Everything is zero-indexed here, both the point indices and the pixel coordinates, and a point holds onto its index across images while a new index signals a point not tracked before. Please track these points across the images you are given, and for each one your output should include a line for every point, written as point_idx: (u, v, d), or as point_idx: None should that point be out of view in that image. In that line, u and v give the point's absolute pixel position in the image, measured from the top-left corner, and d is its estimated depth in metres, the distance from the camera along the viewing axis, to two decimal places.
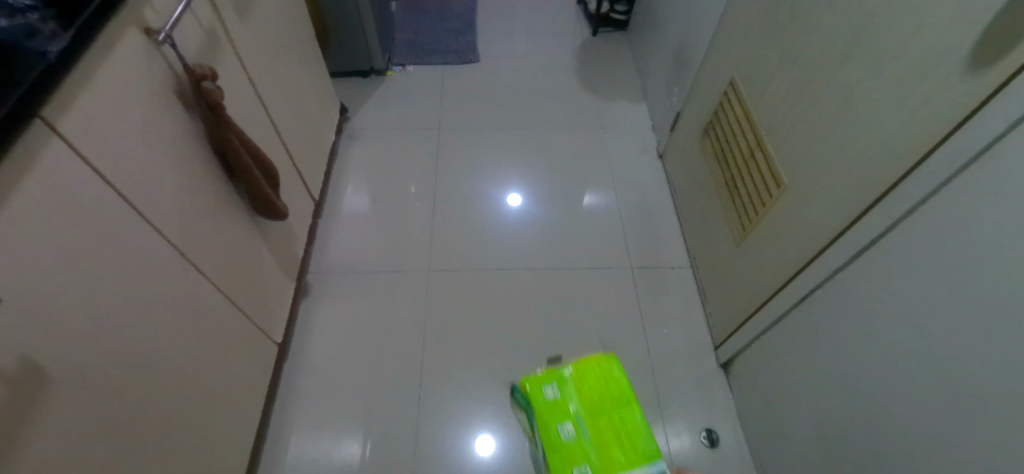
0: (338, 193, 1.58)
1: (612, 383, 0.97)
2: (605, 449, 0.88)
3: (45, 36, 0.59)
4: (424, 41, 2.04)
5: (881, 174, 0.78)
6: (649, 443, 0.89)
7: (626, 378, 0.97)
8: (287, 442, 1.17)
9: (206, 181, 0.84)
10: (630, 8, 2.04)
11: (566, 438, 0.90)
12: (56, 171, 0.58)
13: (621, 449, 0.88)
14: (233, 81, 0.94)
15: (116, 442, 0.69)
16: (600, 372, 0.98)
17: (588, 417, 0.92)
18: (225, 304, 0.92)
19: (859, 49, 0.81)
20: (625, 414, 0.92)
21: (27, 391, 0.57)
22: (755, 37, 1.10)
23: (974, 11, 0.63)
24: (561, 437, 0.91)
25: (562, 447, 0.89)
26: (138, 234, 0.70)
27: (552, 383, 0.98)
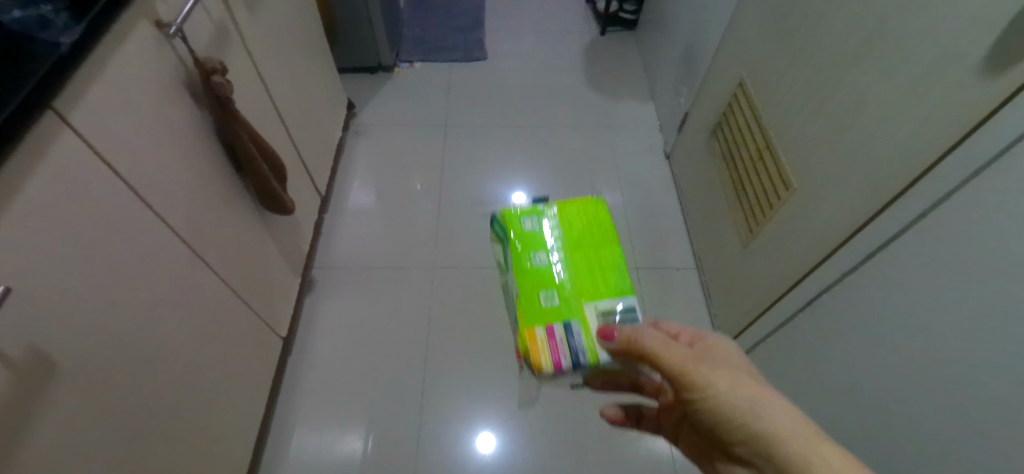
0: (344, 188, 1.59)
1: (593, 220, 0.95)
2: (578, 263, 0.90)
3: (58, 26, 0.59)
4: (432, 37, 2.04)
5: (890, 177, 0.77)
6: (620, 278, 0.88)
7: (609, 218, 0.95)
8: (289, 436, 1.17)
9: (215, 175, 0.85)
10: (639, 7, 2.04)
11: (546, 270, 0.90)
12: (66, 163, 0.58)
13: (592, 271, 0.89)
14: (242, 75, 0.94)
15: (121, 433, 0.70)
16: (583, 214, 0.95)
17: (571, 250, 0.92)
18: (231, 297, 0.93)
19: (871, 52, 0.81)
20: (596, 229, 0.94)
21: (34, 381, 0.57)
22: (765, 38, 1.10)
23: (989, 15, 0.62)
24: (540, 267, 0.91)
25: (539, 275, 0.90)
26: (147, 226, 0.70)
27: (540, 226, 0.95)
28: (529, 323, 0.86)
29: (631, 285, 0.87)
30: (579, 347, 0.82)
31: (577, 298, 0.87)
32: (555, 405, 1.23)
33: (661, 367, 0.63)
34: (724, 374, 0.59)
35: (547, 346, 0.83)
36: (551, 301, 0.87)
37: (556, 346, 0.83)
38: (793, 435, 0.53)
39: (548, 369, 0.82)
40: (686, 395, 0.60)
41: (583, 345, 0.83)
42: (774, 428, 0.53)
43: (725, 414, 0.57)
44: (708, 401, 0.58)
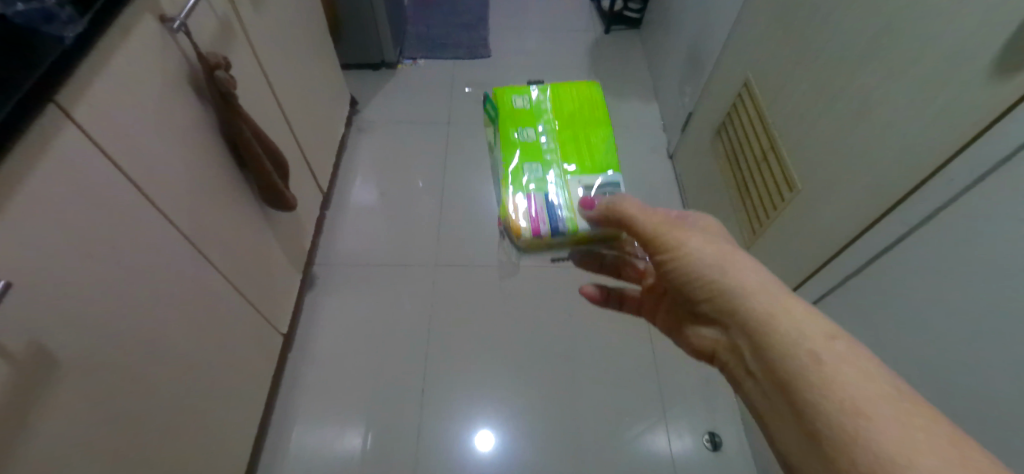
0: (347, 185, 1.58)
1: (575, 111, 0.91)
2: (565, 139, 0.88)
3: (62, 20, 0.59)
4: (436, 34, 2.04)
5: (896, 181, 0.77)
6: (606, 154, 0.84)
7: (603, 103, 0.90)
8: (290, 432, 1.18)
9: (217, 170, 0.84)
10: (643, 6, 2.03)
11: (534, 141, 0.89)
12: (68, 158, 0.58)
13: (579, 147, 0.86)
14: (245, 70, 0.94)
15: (122, 428, 0.70)
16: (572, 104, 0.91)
17: (560, 127, 0.90)
18: (233, 293, 0.93)
19: (878, 54, 0.80)
20: (591, 109, 0.90)
21: (36, 376, 0.57)
22: (771, 39, 1.09)
23: (999, 18, 0.61)
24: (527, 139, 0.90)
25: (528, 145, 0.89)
26: (148, 221, 0.70)
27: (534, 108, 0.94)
28: (510, 188, 0.85)
29: (616, 163, 0.82)
30: (560, 214, 0.76)
31: (562, 169, 0.84)
32: (556, 405, 1.23)
33: (636, 233, 0.63)
34: (697, 237, 0.58)
35: (526, 213, 0.78)
36: (537, 172, 0.85)
37: (534, 212, 0.77)
38: (756, 287, 0.53)
39: (526, 235, 0.76)
40: (656, 256, 0.61)
41: (564, 212, 0.76)
42: (737, 280, 0.54)
43: (691, 271, 0.57)
44: (675, 260, 0.59)
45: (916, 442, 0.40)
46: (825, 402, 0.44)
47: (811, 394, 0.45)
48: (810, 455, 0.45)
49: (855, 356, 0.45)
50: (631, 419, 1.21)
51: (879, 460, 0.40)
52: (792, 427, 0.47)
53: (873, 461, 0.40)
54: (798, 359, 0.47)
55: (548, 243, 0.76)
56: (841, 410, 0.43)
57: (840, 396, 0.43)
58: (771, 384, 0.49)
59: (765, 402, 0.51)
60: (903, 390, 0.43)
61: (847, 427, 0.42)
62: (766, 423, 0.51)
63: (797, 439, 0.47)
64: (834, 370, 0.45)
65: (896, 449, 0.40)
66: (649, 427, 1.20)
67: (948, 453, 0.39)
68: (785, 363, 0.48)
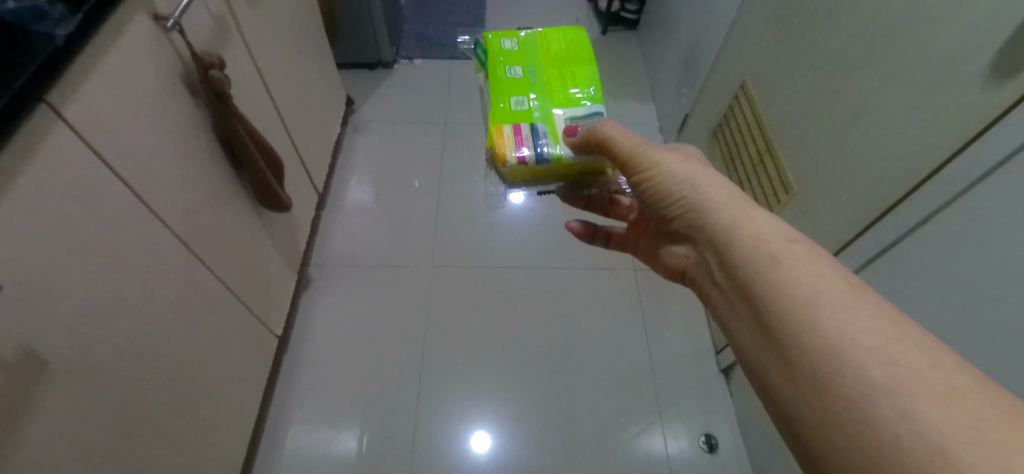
0: (343, 185, 1.58)
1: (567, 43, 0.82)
2: (549, 74, 0.78)
3: (53, 18, 0.57)
4: (433, 34, 2.03)
5: (892, 184, 0.77)
6: (591, 86, 0.77)
7: (586, 40, 0.81)
8: (285, 434, 1.17)
9: (211, 171, 0.84)
10: (641, 6, 2.03)
11: (515, 76, 0.78)
12: (58, 159, 0.57)
13: (565, 81, 0.77)
14: (240, 70, 0.93)
15: (113, 431, 0.69)
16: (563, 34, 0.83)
17: (542, 62, 0.79)
18: (227, 294, 0.92)
19: (875, 57, 0.80)
20: (574, 44, 0.81)
21: (27, 380, 0.57)
22: (768, 40, 1.09)
23: (997, 23, 0.61)
24: (507, 74, 0.78)
25: (508, 80, 0.77)
26: (141, 222, 0.69)
27: (513, 41, 0.82)
28: (494, 121, 0.73)
29: (601, 93, 0.76)
30: (546, 142, 0.70)
31: (546, 102, 0.75)
32: (552, 406, 1.22)
33: (612, 157, 0.65)
34: (669, 158, 0.61)
35: (512, 140, 0.71)
36: (522, 105, 0.75)
37: (521, 140, 0.70)
38: (729, 202, 0.56)
39: (512, 163, 0.69)
40: (634, 179, 0.64)
41: (550, 141, 0.70)
42: (708, 194, 0.57)
43: (666, 189, 0.61)
44: (652, 180, 0.62)
45: (863, 325, 0.44)
46: (785, 295, 0.48)
47: (771, 289, 0.49)
48: (766, 348, 0.49)
49: (813, 256, 0.49)
50: (627, 419, 1.21)
51: (830, 342, 0.44)
52: (750, 324, 0.51)
53: (824, 343, 0.44)
54: (761, 260, 0.50)
55: (534, 172, 0.71)
56: (798, 302, 0.47)
57: (797, 289, 0.47)
58: (734, 285, 0.53)
59: (728, 308, 0.55)
60: (854, 283, 0.47)
61: (803, 316, 0.46)
62: (726, 326, 0.55)
63: (756, 335, 0.51)
64: (793, 269, 0.48)
65: (845, 332, 0.44)
66: (645, 428, 1.20)
67: (892, 333, 0.43)
68: (748, 265, 0.51)
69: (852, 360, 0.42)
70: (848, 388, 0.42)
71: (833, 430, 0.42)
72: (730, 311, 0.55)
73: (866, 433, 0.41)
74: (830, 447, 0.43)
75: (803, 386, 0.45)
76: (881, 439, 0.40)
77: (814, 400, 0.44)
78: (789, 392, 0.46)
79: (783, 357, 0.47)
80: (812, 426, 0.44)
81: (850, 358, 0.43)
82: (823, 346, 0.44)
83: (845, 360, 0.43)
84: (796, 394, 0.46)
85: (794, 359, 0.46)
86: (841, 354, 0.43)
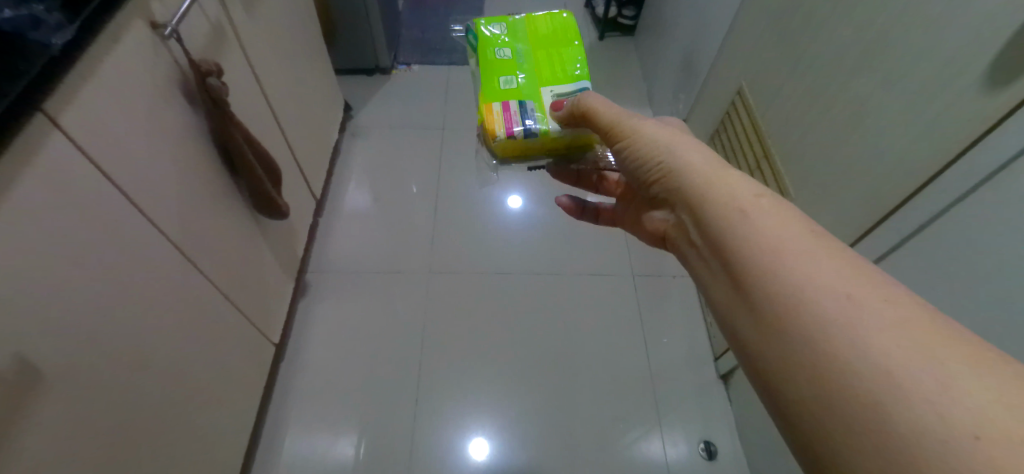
0: (340, 190, 1.57)
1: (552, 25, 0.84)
2: (536, 55, 0.81)
3: (49, 26, 0.57)
4: (430, 39, 2.04)
5: (889, 191, 0.77)
6: (577, 65, 0.80)
7: (571, 22, 0.84)
8: (282, 441, 1.16)
9: (209, 178, 0.83)
10: (638, 13, 2.04)
11: (503, 57, 0.80)
12: (54, 168, 0.57)
13: (552, 61, 0.80)
14: (238, 76, 0.93)
15: (109, 440, 0.68)
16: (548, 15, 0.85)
17: (528, 43, 0.82)
18: (224, 301, 0.91)
19: (871, 63, 0.81)
20: (560, 26, 0.83)
21: (21, 391, 0.56)
22: (765, 47, 1.10)
23: (992, 31, 0.62)
24: (496, 55, 0.80)
25: (497, 61, 0.80)
26: (137, 230, 0.69)
27: (500, 24, 0.84)
28: (484, 100, 0.76)
29: (586, 71, 0.79)
30: (533, 118, 0.73)
31: (534, 82, 0.78)
32: (550, 413, 1.22)
33: (597, 127, 0.67)
34: (650, 124, 0.63)
35: (501, 117, 0.74)
36: (511, 84, 0.78)
37: (510, 117, 0.73)
38: (704, 163, 0.58)
39: (502, 138, 0.73)
40: (617, 148, 0.66)
41: (537, 117, 0.74)
42: (682, 154, 0.59)
43: (644, 153, 0.62)
44: (631, 144, 0.64)
45: (824, 268, 0.45)
46: (749, 241, 0.49)
47: (736, 237, 0.50)
48: (737, 298, 0.50)
49: (778, 205, 0.51)
50: (625, 425, 1.21)
51: (789, 283, 0.45)
52: (721, 275, 0.53)
53: (785, 284, 0.46)
54: (730, 211, 0.52)
55: (523, 146, 0.74)
56: (761, 247, 0.48)
57: (761, 236, 0.49)
58: (706, 239, 0.55)
59: (703, 265, 0.56)
60: (817, 231, 0.48)
61: (766, 260, 0.47)
62: (703, 283, 0.57)
63: (726, 284, 0.52)
64: (759, 217, 0.50)
65: (805, 274, 0.45)
66: (643, 434, 1.20)
67: (848, 271, 0.44)
68: (718, 217, 0.53)
69: (809, 298, 0.44)
70: (805, 324, 0.44)
71: (793, 367, 0.44)
72: (703, 265, 0.56)
73: (821, 366, 0.42)
74: (790, 384, 0.44)
75: (767, 328, 0.47)
76: (834, 370, 0.41)
77: (776, 339, 0.46)
78: (754, 336, 0.48)
79: (749, 302, 0.48)
80: (775, 366, 0.46)
81: (807, 296, 0.44)
82: (785, 287, 0.46)
83: (803, 299, 0.44)
84: (761, 337, 0.47)
85: (758, 303, 0.47)
86: (800, 293, 0.45)
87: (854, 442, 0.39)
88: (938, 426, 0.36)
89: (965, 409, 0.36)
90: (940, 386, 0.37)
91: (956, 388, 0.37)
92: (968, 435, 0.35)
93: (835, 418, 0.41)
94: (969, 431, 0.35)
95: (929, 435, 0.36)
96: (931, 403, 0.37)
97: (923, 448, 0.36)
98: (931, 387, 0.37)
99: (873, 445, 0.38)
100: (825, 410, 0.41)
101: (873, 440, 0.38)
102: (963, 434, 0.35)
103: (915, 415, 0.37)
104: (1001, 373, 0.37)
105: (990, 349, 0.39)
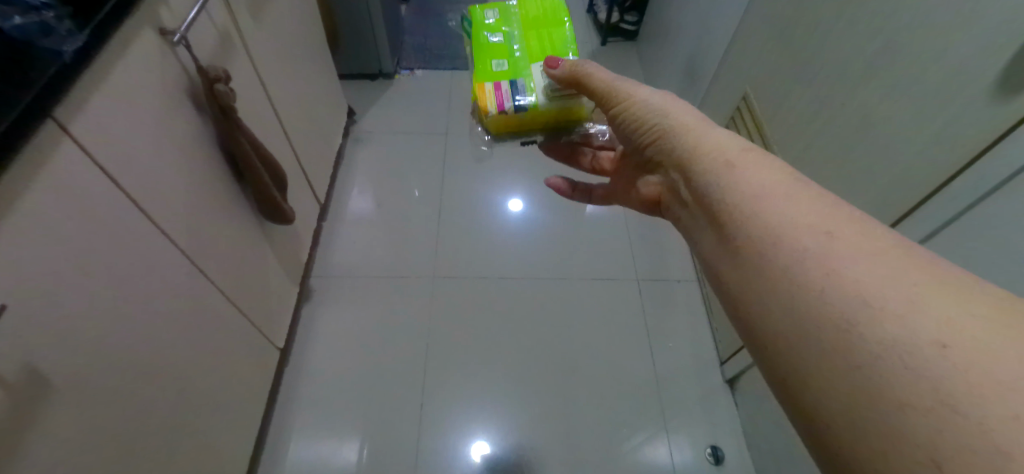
0: (344, 195, 1.57)
1: (544, 5, 0.84)
2: (529, 36, 0.81)
3: (60, 34, 0.58)
4: (433, 45, 2.04)
5: (898, 198, 0.76)
6: (569, 45, 0.79)
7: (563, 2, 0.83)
8: (287, 447, 1.15)
9: (215, 184, 0.83)
10: (640, 18, 2.04)
11: (496, 41, 0.80)
12: (63, 177, 0.57)
13: (543, 41, 0.79)
14: (245, 82, 0.93)
15: (116, 450, 0.68)
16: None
17: (521, 24, 0.82)
18: (230, 308, 0.91)
19: (878, 70, 0.81)
20: (550, 6, 0.83)
21: (28, 400, 0.55)
22: (770, 53, 1.10)
23: (1003, 38, 0.62)
24: (488, 40, 0.80)
25: (489, 45, 0.80)
26: (146, 238, 0.69)
27: (494, 9, 0.84)
28: (477, 80, 0.76)
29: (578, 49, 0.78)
30: (524, 93, 0.73)
31: (526, 61, 0.77)
32: (556, 418, 1.21)
33: (593, 95, 0.67)
34: (643, 89, 0.64)
35: (494, 94, 0.73)
36: (503, 65, 0.77)
37: (501, 94, 0.73)
38: (692, 122, 0.58)
39: (494, 114, 0.72)
40: (611, 114, 0.66)
41: (528, 93, 0.73)
42: (670, 115, 0.59)
43: (636, 115, 0.62)
44: (622, 109, 0.64)
45: (803, 207, 0.45)
46: (731, 187, 0.49)
47: (720, 183, 0.50)
48: (720, 245, 0.50)
49: (759, 156, 0.51)
50: (629, 430, 1.20)
51: (768, 221, 0.46)
52: (706, 224, 0.53)
53: (765, 222, 0.46)
54: (715, 163, 0.52)
55: (514, 121, 0.73)
56: (744, 192, 0.48)
57: (743, 181, 0.49)
58: (692, 189, 0.55)
59: (692, 218, 0.56)
60: (797, 175, 0.48)
61: (746, 201, 0.48)
62: (692, 237, 0.56)
63: (709, 233, 0.52)
64: (739, 165, 0.50)
65: (783, 211, 0.45)
66: (648, 439, 1.19)
67: (824, 208, 0.44)
68: (705, 167, 0.53)
69: (786, 233, 0.44)
70: (783, 257, 0.43)
71: (771, 301, 0.44)
72: (690, 218, 0.56)
73: (797, 297, 0.42)
74: (769, 322, 0.44)
75: (746, 268, 0.46)
76: (809, 299, 0.41)
77: (755, 278, 0.45)
78: (735, 278, 0.48)
79: (731, 245, 0.48)
80: (754, 304, 0.45)
81: (785, 231, 0.44)
82: (762, 227, 0.46)
83: (780, 236, 0.44)
84: (742, 277, 0.47)
85: (740, 247, 0.47)
86: (778, 232, 0.45)
87: (829, 367, 0.39)
88: (909, 343, 0.36)
89: (933, 324, 0.36)
90: (909, 306, 0.37)
91: (929, 309, 0.36)
92: (934, 345, 0.35)
93: (809, 346, 0.40)
94: (936, 341, 0.35)
95: (898, 352, 0.36)
96: (901, 319, 0.36)
97: (887, 362, 0.36)
98: (899, 306, 0.37)
99: (844, 366, 0.38)
100: (800, 340, 0.41)
101: (846, 362, 0.38)
102: (931, 346, 0.35)
103: (885, 332, 0.37)
104: (973, 295, 0.37)
105: (964, 273, 0.39)
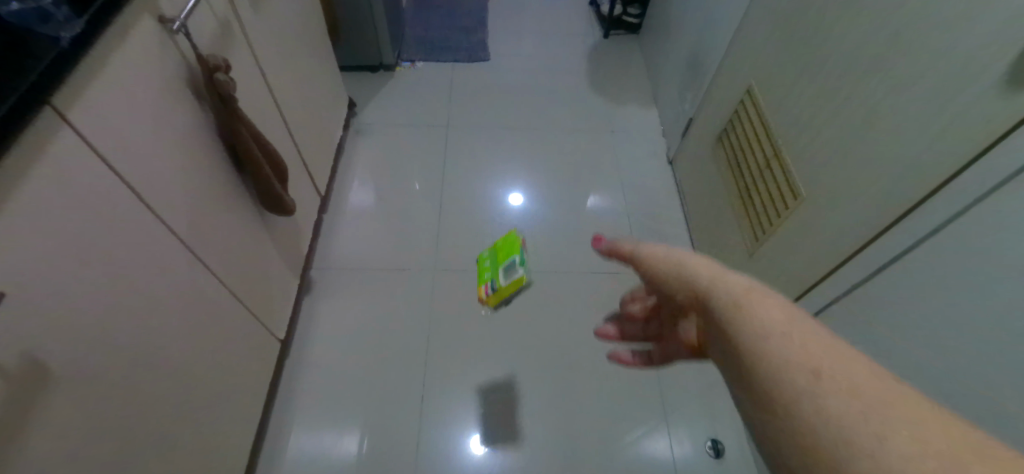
0: (345, 188, 1.57)
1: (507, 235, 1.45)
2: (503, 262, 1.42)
3: (58, 20, 0.57)
4: (434, 37, 2.03)
5: (906, 190, 0.76)
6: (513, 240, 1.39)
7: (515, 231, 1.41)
8: (287, 439, 1.15)
9: (215, 174, 0.83)
10: (643, 11, 2.03)
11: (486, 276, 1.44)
12: (61, 165, 0.56)
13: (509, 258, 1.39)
14: (245, 72, 0.92)
15: (115, 440, 0.68)
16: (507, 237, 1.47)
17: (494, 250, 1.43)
18: (230, 299, 0.91)
19: (885, 62, 0.80)
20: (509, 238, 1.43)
21: (28, 388, 0.55)
22: (774, 46, 1.09)
23: (1013, 29, 0.61)
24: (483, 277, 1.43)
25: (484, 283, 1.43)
26: (146, 228, 0.68)
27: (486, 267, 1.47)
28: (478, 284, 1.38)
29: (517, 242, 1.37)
30: (494, 283, 1.34)
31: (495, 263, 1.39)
32: (556, 411, 1.21)
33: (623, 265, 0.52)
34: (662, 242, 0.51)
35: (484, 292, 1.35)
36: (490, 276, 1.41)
37: (486, 289, 1.36)
38: (706, 262, 0.48)
39: (485, 296, 1.34)
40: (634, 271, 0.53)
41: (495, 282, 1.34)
42: (694, 265, 0.48)
43: (656, 271, 0.50)
44: (644, 268, 0.51)
45: (795, 339, 0.40)
46: (734, 335, 0.42)
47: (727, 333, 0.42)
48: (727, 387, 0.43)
49: (756, 285, 0.45)
50: (629, 423, 1.20)
51: (758, 356, 0.40)
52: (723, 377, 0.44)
53: (755, 359, 0.40)
54: (725, 310, 0.43)
55: (498, 295, 1.34)
56: (745, 338, 0.41)
57: (745, 323, 0.41)
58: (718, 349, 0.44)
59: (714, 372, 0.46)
60: (800, 316, 0.42)
61: (741, 341, 0.41)
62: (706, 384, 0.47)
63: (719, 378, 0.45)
64: (751, 313, 0.42)
65: (775, 345, 0.40)
66: (647, 432, 1.19)
67: (812, 343, 0.39)
68: (721, 320, 0.43)
69: (774, 367, 0.39)
70: (772, 394, 0.38)
71: (762, 435, 0.39)
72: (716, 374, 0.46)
73: (783, 435, 0.37)
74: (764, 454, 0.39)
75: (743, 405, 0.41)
76: (791, 430, 0.37)
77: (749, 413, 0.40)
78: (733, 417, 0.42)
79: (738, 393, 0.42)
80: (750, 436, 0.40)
81: (770, 365, 0.39)
82: (753, 352, 0.40)
83: (767, 370, 0.39)
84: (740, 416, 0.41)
85: (740, 388, 0.41)
86: (765, 365, 0.39)
87: None
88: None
89: (902, 459, 0.32)
90: (877, 440, 0.33)
91: (909, 448, 0.33)
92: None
93: None
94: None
95: None
96: (874, 454, 0.33)
97: None
98: (874, 442, 0.33)
99: None
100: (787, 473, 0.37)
101: None
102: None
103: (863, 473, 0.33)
104: (958, 436, 0.33)
105: (954, 417, 0.35)
